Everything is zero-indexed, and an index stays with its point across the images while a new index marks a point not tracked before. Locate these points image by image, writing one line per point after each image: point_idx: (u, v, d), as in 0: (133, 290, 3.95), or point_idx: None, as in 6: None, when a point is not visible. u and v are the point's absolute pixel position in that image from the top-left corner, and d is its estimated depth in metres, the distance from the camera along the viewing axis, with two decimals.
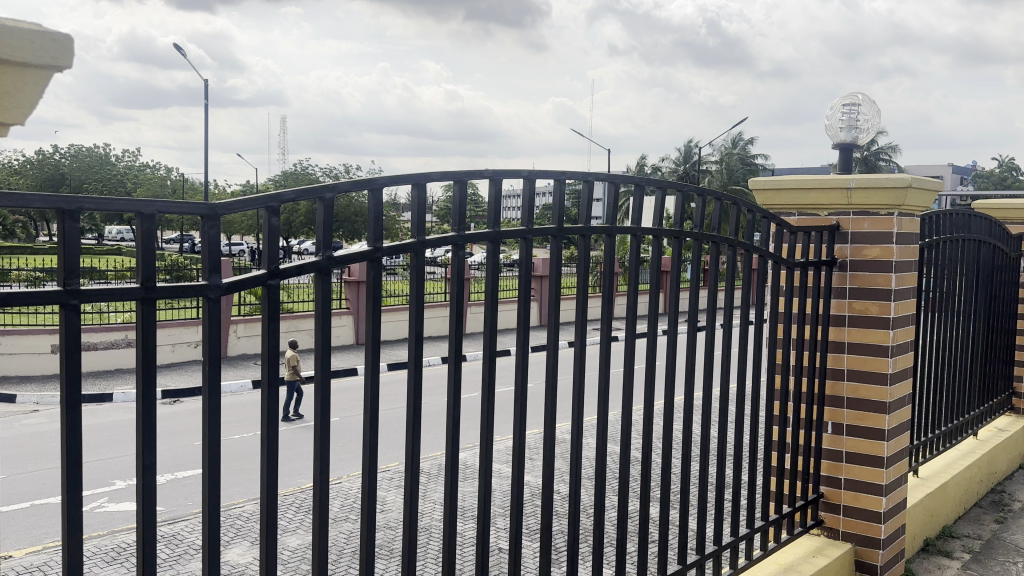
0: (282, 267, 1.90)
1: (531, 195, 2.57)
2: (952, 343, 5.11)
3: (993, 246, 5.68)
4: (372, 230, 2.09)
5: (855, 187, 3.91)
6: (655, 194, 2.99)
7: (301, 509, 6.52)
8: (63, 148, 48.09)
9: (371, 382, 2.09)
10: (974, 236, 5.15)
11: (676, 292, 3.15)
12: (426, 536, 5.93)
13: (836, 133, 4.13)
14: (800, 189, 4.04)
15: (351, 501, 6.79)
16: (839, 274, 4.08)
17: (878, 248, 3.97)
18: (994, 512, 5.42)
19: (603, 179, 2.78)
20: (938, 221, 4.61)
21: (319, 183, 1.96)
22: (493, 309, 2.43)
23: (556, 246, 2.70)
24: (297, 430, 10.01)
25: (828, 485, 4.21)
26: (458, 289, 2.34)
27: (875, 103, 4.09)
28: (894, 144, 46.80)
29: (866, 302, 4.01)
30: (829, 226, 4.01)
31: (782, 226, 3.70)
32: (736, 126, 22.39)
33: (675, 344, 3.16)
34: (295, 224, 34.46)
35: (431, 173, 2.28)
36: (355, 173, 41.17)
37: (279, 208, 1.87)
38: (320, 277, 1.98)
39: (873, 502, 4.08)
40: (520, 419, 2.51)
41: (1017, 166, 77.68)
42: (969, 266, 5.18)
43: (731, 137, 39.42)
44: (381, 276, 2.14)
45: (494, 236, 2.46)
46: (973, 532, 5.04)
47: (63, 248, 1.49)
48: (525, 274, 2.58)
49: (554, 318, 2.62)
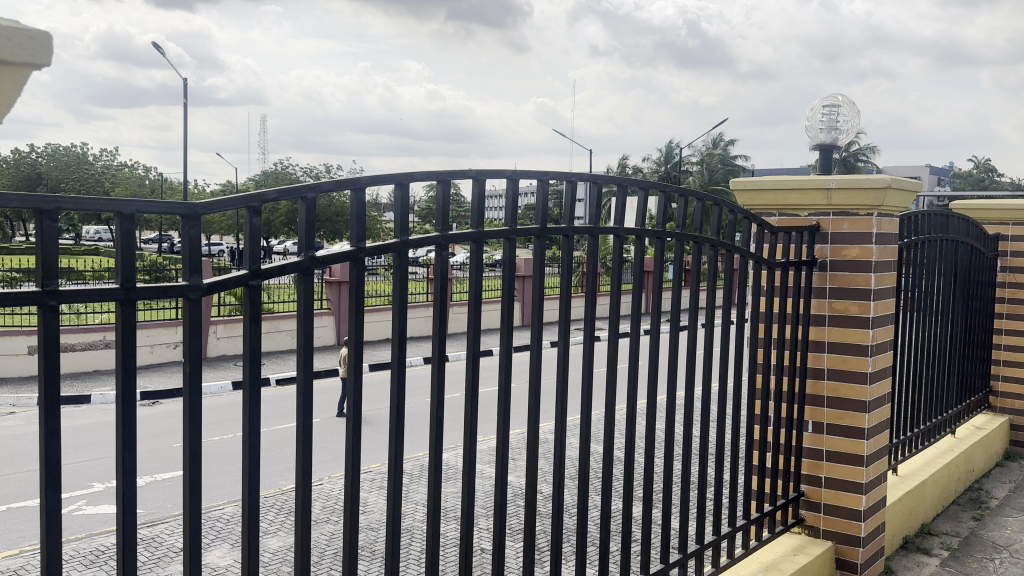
0: (263, 267, 1.89)
1: (514, 196, 2.56)
2: (930, 343, 5.16)
3: (970, 247, 5.75)
4: (355, 231, 2.08)
5: (834, 188, 3.94)
6: (638, 194, 3.00)
7: (282, 511, 6.49)
8: (40, 148, 47.55)
9: (354, 384, 2.08)
10: (951, 237, 5.21)
11: (659, 292, 3.16)
12: (408, 537, 5.92)
13: (816, 134, 4.16)
14: (780, 189, 4.06)
15: (332, 502, 6.76)
16: (819, 274, 4.12)
17: (857, 248, 4.01)
18: (973, 509, 5.49)
19: (586, 180, 2.78)
20: (917, 222, 4.66)
21: (301, 183, 1.95)
22: (477, 310, 2.43)
23: (540, 246, 2.69)
24: (278, 431, 9.95)
25: (808, 483, 4.24)
26: (441, 290, 2.33)
27: (855, 104, 4.12)
28: (872, 146, 47.39)
29: (846, 302, 4.05)
30: (810, 227, 4.04)
31: (763, 227, 3.72)
32: (716, 128, 22.56)
33: (657, 345, 3.16)
34: (275, 224, 34.28)
35: (413, 173, 2.27)
36: (335, 173, 41.04)
37: (261, 209, 1.85)
38: (303, 277, 1.97)
39: (852, 501, 4.11)
40: (503, 419, 2.50)
41: (992, 168, 79.01)
42: (946, 267, 5.23)
43: (712, 138, 39.77)
44: (364, 276, 2.12)
45: (477, 236, 2.45)
46: (952, 529, 5.10)
47: (42, 247, 1.47)
48: (509, 274, 2.57)
49: (537, 318, 2.62)
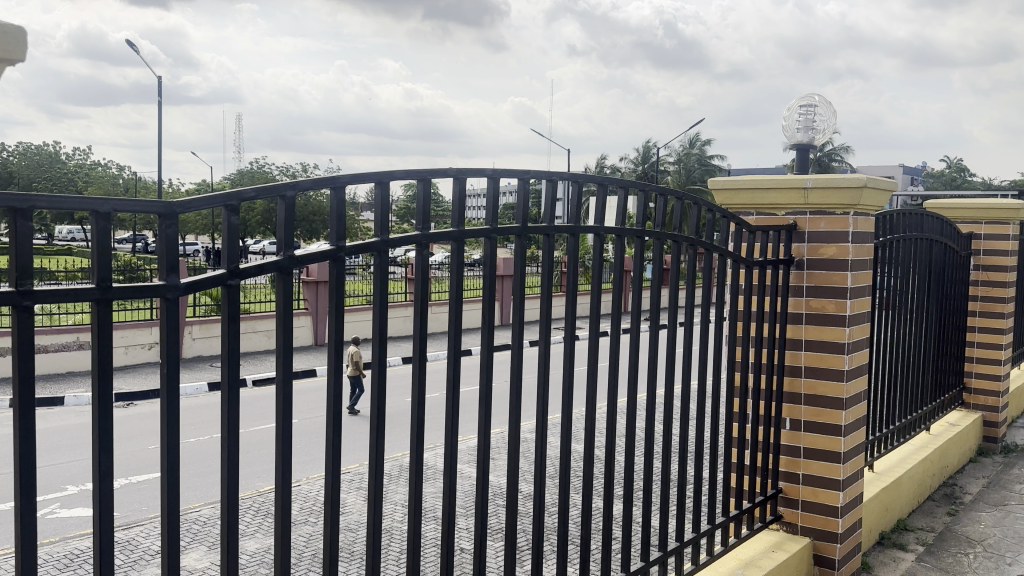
0: (242, 267, 1.87)
1: (495, 194, 2.56)
2: (904, 339, 5.23)
3: (945, 245, 5.84)
4: (335, 230, 2.07)
5: (811, 187, 3.97)
6: (618, 194, 3.02)
7: (260, 512, 6.44)
8: (11, 146, 46.87)
9: (336, 386, 2.07)
10: (926, 235, 5.27)
11: (640, 290, 3.17)
12: (387, 538, 5.90)
13: (793, 133, 4.20)
14: (758, 188, 4.09)
15: (310, 504, 6.72)
16: (797, 273, 4.15)
17: (834, 247, 4.04)
18: (947, 505, 5.56)
19: (565, 180, 2.79)
20: (892, 221, 4.72)
21: (279, 183, 1.93)
22: (457, 309, 2.42)
23: (521, 245, 2.69)
24: (256, 432, 9.88)
25: (787, 480, 4.28)
26: (421, 289, 2.33)
27: (831, 104, 4.16)
28: (847, 146, 47.98)
29: (823, 301, 4.09)
30: (787, 226, 4.08)
31: (742, 225, 3.75)
32: (693, 129, 22.70)
33: (637, 344, 3.17)
34: (251, 224, 34.03)
35: (394, 172, 2.26)
36: (313, 173, 40.78)
37: (239, 207, 1.84)
38: (281, 276, 1.96)
39: (830, 497, 4.15)
40: (484, 418, 2.50)
41: (965, 169, 80.22)
42: (921, 265, 5.30)
43: (689, 139, 40.05)
44: (343, 275, 2.11)
45: (458, 235, 2.44)
46: (927, 525, 5.17)
47: (14, 246, 1.44)
48: (490, 274, 2.57)
49: (517, 317, 2.62)
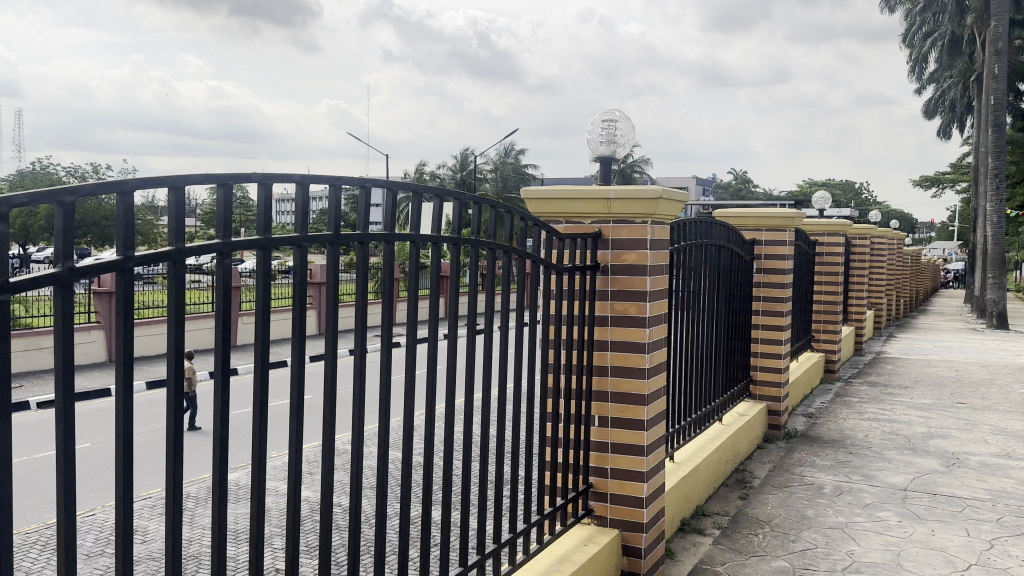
0: (12, 280, 1.66)
1: (303, 200, 2.47)
2: (699, 338, 5.71)
3: (732, 251, 6.45)
4: (121, 239, 1.90)
5: (614, 198, 4.20)
6: (433, 201, 3.02)
7: (45, 548, 5.76)
8: None
9: (123, 400, 1.89)
10: (715, 242, 5.80)
11: (455, 297, 3.20)
12: (194, 565, 5.50)
13: (596, 147, 4.43)
14: (566, 199, 4.27)
15: (105, 534, 6.12)
16: (602, 278, 4.38)
17: (635, 254, 4.30)
18: (739, 490, 6.10)
19: (380, 186, 2.74)
20: (686, 230, 5.14)
21: (58, 186, 1.74)
22: (264, 318, 2.30)
23: (333, 252, 2.60)
24: (39, 460, 8.86)
25: (597, 475, 4.49)
26: (223, 301, 2.15)
27: (629, 119, 4.42)
28: (647, 160, 51.51)
29: (626, 304, 4.35)
30: (593, 233, 4.29)
31: (551, 233, 3.90)
32: (508, 139, 23.34)
33: (453, 350, 3.17)
34: (29, 229, 30.47)
35: (190, 176, 2.11)
36: (105, 174, 37.34)
37: (6, 214, 1.64)
38: (61, 289, 1.76)
39: (636, 488, 4.41)
40: (296, 431, 2.40)
41: (748, 182, 88.82)
42: (711, 269, 5.81)
43: (504, 147, 41.03)
44: (130, 288, 1.93)
45: (265, 242, 2.32)
46: (722, 509, 5.64)
47: None
48: (301, 281, 2.47)
49: (332, 324, 2.54)
